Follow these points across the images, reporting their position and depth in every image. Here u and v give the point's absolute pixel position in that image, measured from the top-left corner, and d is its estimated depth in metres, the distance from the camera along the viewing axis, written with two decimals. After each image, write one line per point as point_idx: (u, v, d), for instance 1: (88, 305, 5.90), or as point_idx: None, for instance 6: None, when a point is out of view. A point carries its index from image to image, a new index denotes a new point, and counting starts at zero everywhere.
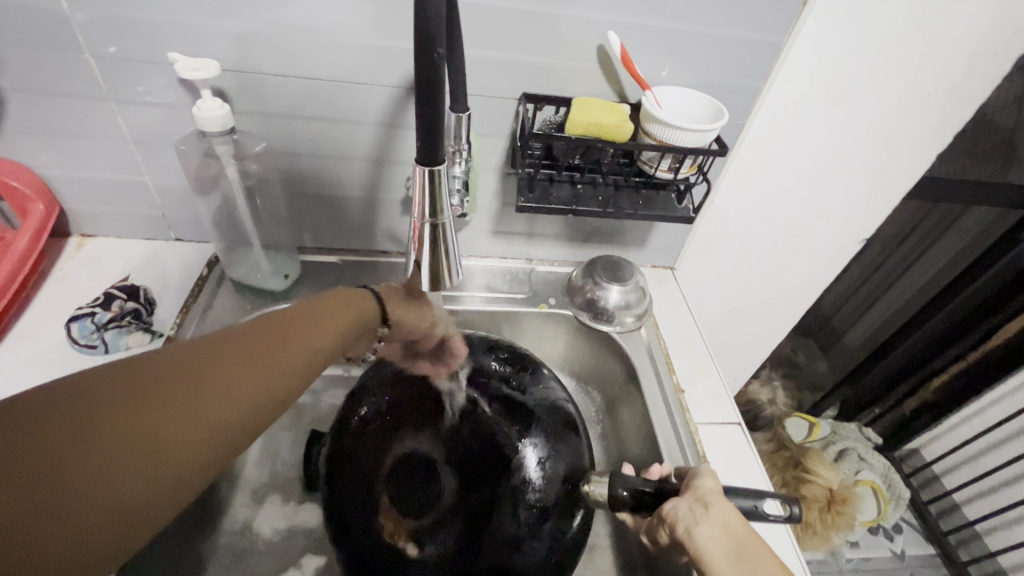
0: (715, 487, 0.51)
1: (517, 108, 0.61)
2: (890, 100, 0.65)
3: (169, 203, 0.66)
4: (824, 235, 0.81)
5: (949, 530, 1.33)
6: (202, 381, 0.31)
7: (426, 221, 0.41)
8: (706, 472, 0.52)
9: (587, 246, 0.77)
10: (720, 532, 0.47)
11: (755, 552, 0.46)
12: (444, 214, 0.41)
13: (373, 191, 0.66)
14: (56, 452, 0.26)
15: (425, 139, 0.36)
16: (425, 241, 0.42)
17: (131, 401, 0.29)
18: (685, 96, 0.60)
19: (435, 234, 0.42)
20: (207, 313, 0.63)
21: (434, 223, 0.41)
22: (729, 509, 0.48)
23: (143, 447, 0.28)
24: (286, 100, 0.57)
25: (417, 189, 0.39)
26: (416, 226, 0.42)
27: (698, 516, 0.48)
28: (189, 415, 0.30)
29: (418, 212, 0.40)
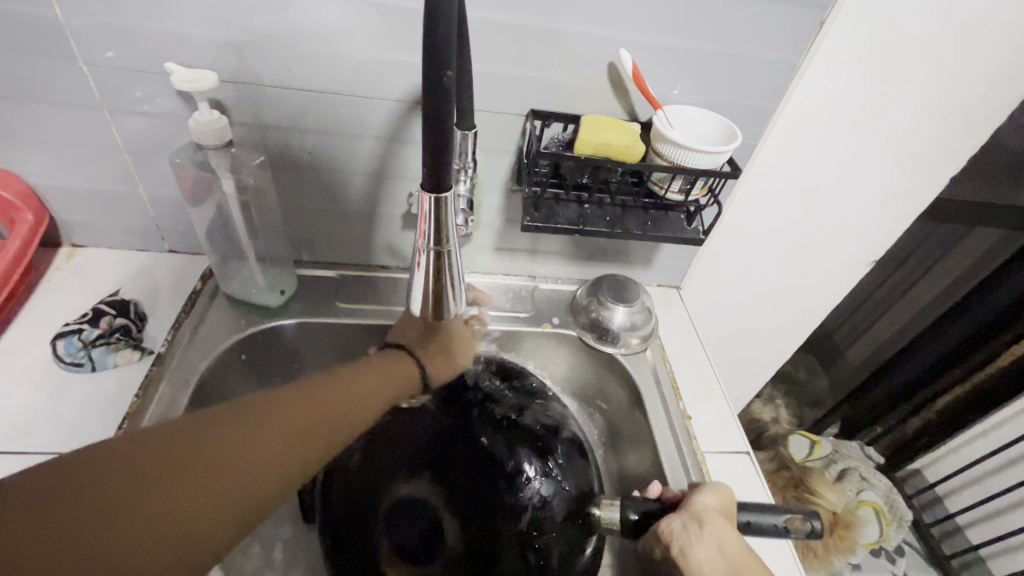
0: (713, 504, 0.49)
1: (524, 125, 0.59)
2: (904, 123, 0.64)
3: (163, 214, 0.64)
4: (834, 257, 0.79)
5: (952, 555, 1.30)
6: (264, 428, 0.42)
7: (431, 250, 0.39)
8: (708, 488, 0.51)
9: (592, 264, 0.76)
10: (715, 553, 0.46)
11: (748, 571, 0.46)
12: (450, 241, 0.39)
13: (374, 207, 0.64)
14: (127, 487, 0.36)
15: (433, 165, 0.34)
16: (428, 267, 0.41)
17: (209, 439, 0.40)
18: (698, 116, 0.58)
19: (440, 262, 0.40)
20: (200, 330, 0.62)
21: (439, 251, 0.39)
22: (727, 529, 0.47)
23: (146, 508, 0.36)
24: (286, 112, 0.56)
25: (422, 217, 0.37)
26: (420, 253, 0.40)
27: (692, 536, 0.47)
28: (223, 465, 0.39)
29: (423, 239, 0.39)
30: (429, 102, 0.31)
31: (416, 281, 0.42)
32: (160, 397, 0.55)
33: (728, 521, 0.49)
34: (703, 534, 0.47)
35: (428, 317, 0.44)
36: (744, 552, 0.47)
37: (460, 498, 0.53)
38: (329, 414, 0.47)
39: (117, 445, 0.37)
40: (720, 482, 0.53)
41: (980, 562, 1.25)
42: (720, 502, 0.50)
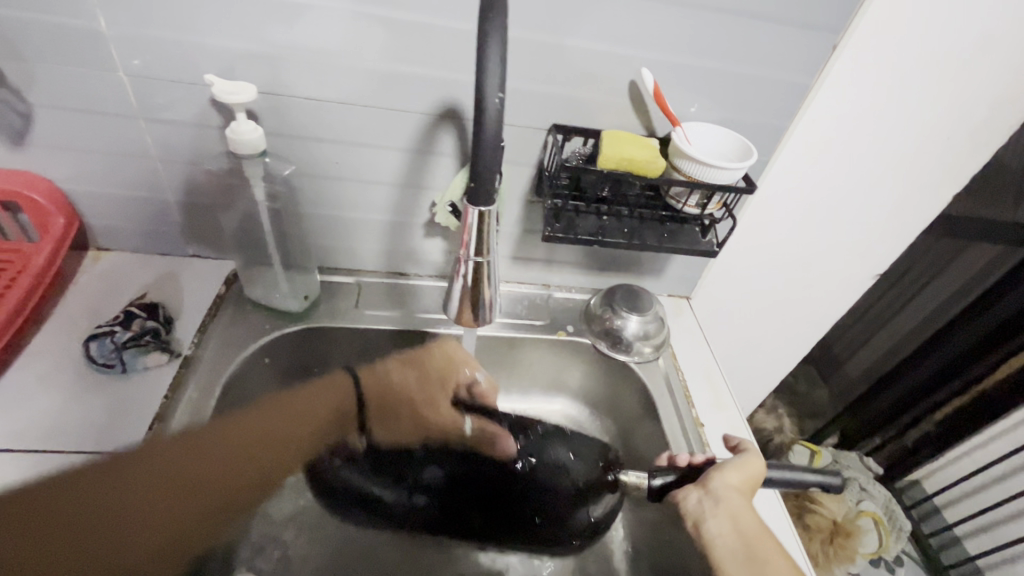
0: (733, 482, 0.52)
1: (546, 138, 0.61)
2: (909, 143, 0.66)
3: (190, 220, 0.65)
4: (840, 270, 0.81)
5: (951, 565, 1.32)
6: (155, 457, 0.51)
7: (471, 259, 0.43)
8: (733, 462, 0.54)
9: (605, 274, 0.77)
10: (729, 530, 0.50)
11: (765, 552, 0.49)
12: (489, 251, 0.43)
13: (396, 216, 0.66)
14: (75, 517, 0.47)
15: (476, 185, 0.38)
16: (468, 274, 0.44)
17: (100, 476, 0.48)
18: (714, 133, 0.60)
19: (478, 270, 0.44)
20: (223, 333, 0.63)
21: (479, 260, 0.43)
22: (744, 505, 0.51)
23: (117, 521, 0.49)
24: (315, 123, 0.57)
25: (465, 229, 0.41)
26: (460, 262, 0.44)
27: (707, 511, 0.52)
28: (193, 481, 0.52)
29: (465, 248, 0.42)
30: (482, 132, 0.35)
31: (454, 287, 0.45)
32: (190, 397, 0.57)
33: (749, 499, 0.53)
34: (717, 510, 0.51)
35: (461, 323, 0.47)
36: (761, 531, 0.50)
37: (446, 503, 0.64)
38: (263, 429, 0.57)
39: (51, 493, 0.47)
40: (753, 457, 0.55)
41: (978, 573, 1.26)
42: (743, 479, 0.53)
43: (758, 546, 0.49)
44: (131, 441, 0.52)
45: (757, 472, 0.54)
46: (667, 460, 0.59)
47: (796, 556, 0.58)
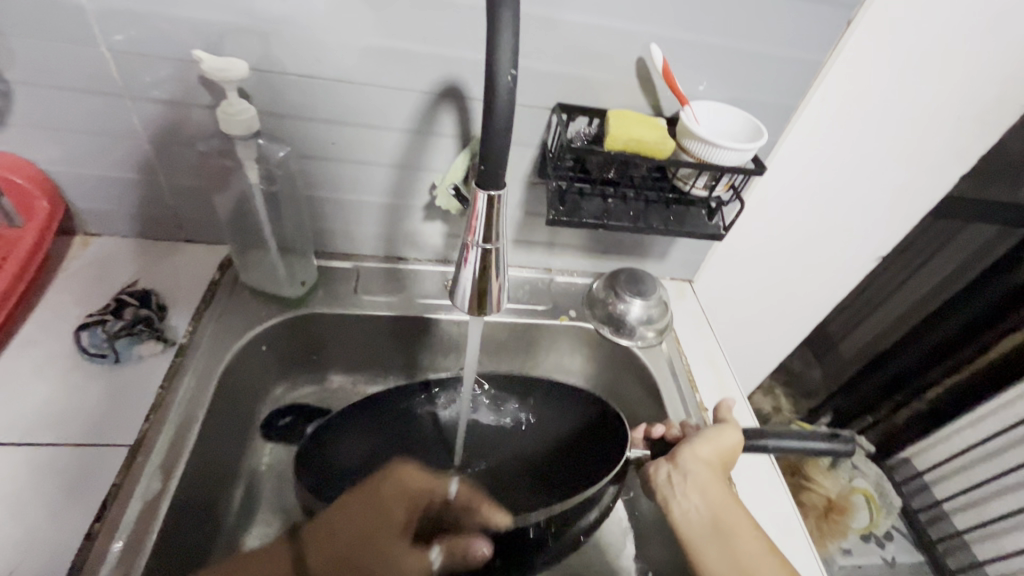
0: (704, 456, 0.54)
1: (550, 118, 0.59)
2: (918, 122, 0.65)
3: (181, 204, 0.63)
4: (843, 253, 0.81)
5: (939, 539, 1.33)
6: None
7: (480, 246, 0.41)
8: (702, 438, 0.55)
9: (607, 257, 0.76)
10: (697, 503, 0.53)
11: (731, 521, 0.52)
12: (499, 238, 0.41)
13: (394, 199, 0.64)
14: None
15: (488, 167, 0.37)
16: (475, 260, 0.42)
17: None
18: (723, 113, 0.58)
19: (486, 257, 0.42)
20: (219, 320, 0.62)
21: (488, 247, 0.41)
22: (713, 480, 0.53)
23: None
24: (309, 102, 0.55)
25: (475, 215, 0.39)
26: (468, 248, 0.41)
27: (675, 486, 0.54)
28: None
29: (474, 235, 0.40)
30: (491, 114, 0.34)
31: (462, 278, 0.43)
32: (188, 385, 0.55)
33: (720, 471, 0.54)
34: (685, 487, 0.53)
35: (467, 312, 0.45)
36: (730, 505, 0.52)
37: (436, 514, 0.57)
38: None
39: None
40: (728, 428, 0.55)
41: (966, 547, 1.29)
42: (714, 454, 0.54)
43: (727, 518, 0.52)
44: (129, 431, 0.51)
45: (730, 445, 0.54)
46: (642, 433, 0.61)
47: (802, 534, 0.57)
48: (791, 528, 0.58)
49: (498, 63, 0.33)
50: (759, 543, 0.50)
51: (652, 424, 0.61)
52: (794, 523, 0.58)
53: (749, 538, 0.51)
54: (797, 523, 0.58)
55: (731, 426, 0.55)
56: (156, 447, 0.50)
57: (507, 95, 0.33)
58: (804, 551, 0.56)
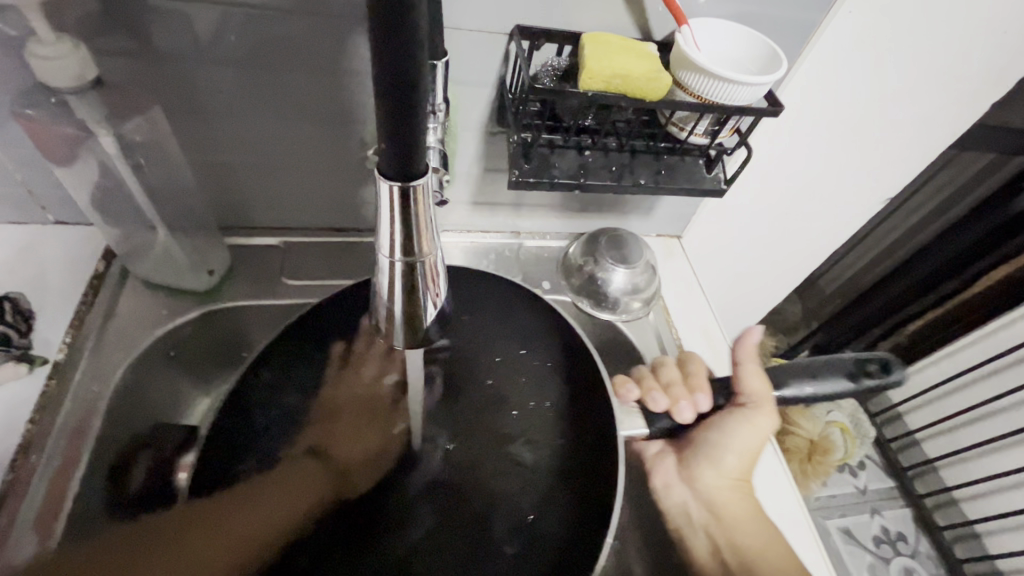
0: (721, 476, 0.53)
1: (508, 47, 0.45)
2: (959, 38, 0.53)
3: (33, 178, 0.48)
4: (850, 197, 0.70)
5: (910, 466, 1.24)
6: (228, 511, 0.42)
7: (397, 261, 0.26)
8: (727, 448, 0.53)
9: (584, 216, 0.65)
10: (718, 537, 0.52)
11: (753, 552, 0.49)
12: (425, 249, 0.26)
13: (316, 159, 0.50)
14: (199, 540, 0.41)
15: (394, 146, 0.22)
16: (389, 279, 0.27)
17: (198, 528, 0.41)
18: (729, 34, 0.45)
19: (408, 279, 0.27)
20: (109, 325, 0.50)
21: (408, 263, 0.27)
22: (737, 503, 0.52)
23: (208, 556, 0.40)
24: (176, 34, 0.39)
25: (382, 213, 0.25)
26: (382, 262, 0.27)
27: (695, 521, 0.54)
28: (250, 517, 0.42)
29: (384, 245, 0.26)
30: (386, 55, 0.18)
31: (378, 302, 0.29)
32: (69, 416, 0.45)
33: (742, 489, 0.53)
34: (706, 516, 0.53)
35: (393, 343, 0.31)
36: (755, 528, 0.50)
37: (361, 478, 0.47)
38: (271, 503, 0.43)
39: (198, 525, 0.41)
40: (756, 416, 0.51)
41: (934, 472, 1.22)
42: (738, 469, 0.53)
43: (749, 549, 0.50)
44: None
45: (756, 450, 0.52)
46: (636, 395, 0.52)
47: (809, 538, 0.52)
48: (792, 513, 0.54)
49: (415, 16, 0.18)
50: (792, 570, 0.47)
51: (653, 393, 0.51)
52: (794, 509, 0.54)
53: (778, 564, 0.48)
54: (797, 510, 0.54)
55: (764, 408, 0.50)
56: (34, 486, 0.41)
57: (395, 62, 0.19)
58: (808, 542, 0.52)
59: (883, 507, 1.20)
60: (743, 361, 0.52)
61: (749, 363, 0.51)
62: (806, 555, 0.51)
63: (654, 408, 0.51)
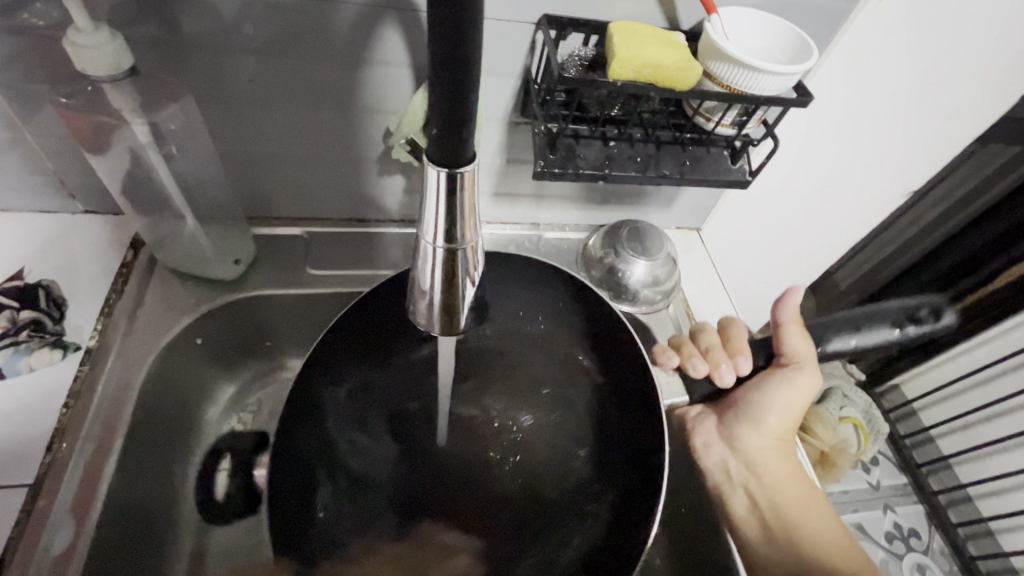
0: (766, 437, 0.53)
1: (534, 37, 0.45)
2: (992, 28, 0.52)
3: (64, 167, 0.49)
4: (872, 189, 0.70)
5: (924, 463, 1.23)
6: None
7: (440, 249, 0.27)
8: (770, 407, 0.52)
9: (603, 208, 0.65)
10: (759, 497, 0.51)
11: (798, 513, 0.50)
12: (468, 237, 0.27)
13: (341, 150, 0.51)
14: None
15: (445, 133, 0.23)
16: (432, 268, 0.28)
17: None
18: (758, 23, 0.44)
19: (450, 268, 0.28)
20: (138, 313, 0.51)
21: (451, 251, 0.27)
22: (779, 464, 0.52)
23: None
24: (206, 23, 0.40)
25: (429, 200, 0.25)
26: (423, 250, 0.27)
27: (733, 482, 0.53)
28: None
29: (427, 231, 0.27)
30: (452, 45, 0.20)
31: (417, 290, 0.29)
32: (100, 399, 0.46)
33: (783, 451, 0.53)
34: (747, 475, 0.52)
35: (429, 331, 0.31)
36: (802, 491, 0.51)
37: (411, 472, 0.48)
38: None
39: None
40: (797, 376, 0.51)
41: (948, 469, 1.21)
42: (781, 430, 0.53)
43: (793, 510, 0.50)
44: (33, 464, 0.42)
45: (798, 411, 0.52)
46: (677, 362, 0.54)
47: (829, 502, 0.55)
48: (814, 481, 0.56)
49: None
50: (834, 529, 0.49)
51: (692, 359, 0.53)
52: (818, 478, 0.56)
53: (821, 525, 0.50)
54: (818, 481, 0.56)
55: (808, 368, 0.51)
56: (70, 470, 0.42)
57: (452, 52, 0.20)
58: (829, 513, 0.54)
59: (895, 503, 1.20)
60: (786, 323, 0.53)
61: (791, 323, 0.52)
62: None
63: (694, 374, 0.53)
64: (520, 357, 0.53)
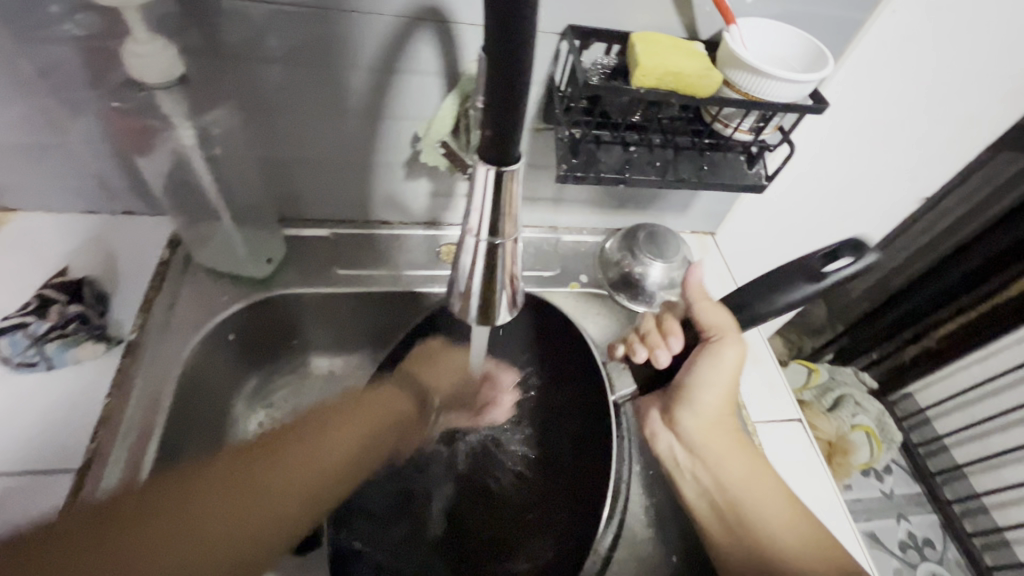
0: (704, 415, 0.52)
1: (559, 47, 0.47)
2: (1004, 36, 0.53)
3: (109, 170, 0.51)
4: (886, 194, 0.70)
5: (938, 472, 1.23)
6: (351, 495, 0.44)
7: (484, 240, 0.29)
8: (701, 386, 0.52)
9: (621, 212, 0.66)
10: (706, 478, 0.51)
11: (746, 491, 0.49)
12: (512, 229, 0.29)
13: (370, 154, 0.53)
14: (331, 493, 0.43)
15: (495, 132, 0.25)
16: (476, 258, 0.30)
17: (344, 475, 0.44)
18: (774, 33, 0.46)
19: (492, 258, 0.30)
20: (175, 309, 0.53)
21: (495, 242, 0.30)
22: (721, 442, 0.51)
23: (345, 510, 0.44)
24: (249, 33, 0.42)
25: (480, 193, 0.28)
26: (467, 241, 0.30)
27: (683, 466, 0.52)
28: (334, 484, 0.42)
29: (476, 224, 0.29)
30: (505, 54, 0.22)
31: (457, 280, 0.32)
32: (141, 390, 0.48)
33: (727, 427, 0.52)
34: (692, 458, 0.52)
35: (472, 321, 0.33)
36: (746, 468, 0.50)
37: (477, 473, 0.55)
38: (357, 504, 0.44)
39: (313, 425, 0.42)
40: (720, 348, 0.50)
41: (963, 478, 1.20)
42: (716, 407, 0.52)
43: (738, 488, 0.49)
44: (81, 452, 0.44)
45: (729, 382, 0.52)
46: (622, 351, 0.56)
47: (828, 489, 0.54)
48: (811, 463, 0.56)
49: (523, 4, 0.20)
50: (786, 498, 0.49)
51: (632, 346, 0.54)
52: (810, 456, 0.56)
53: (774, 495, 0.49)
54: (818, 466, 0.56)
55: (729, 339, 0.50)
56: (114, 459, 0.44)
57: (505, 65, 0.22)
58: (834, 505, 0.54)
59: (908, 512, 1.20)
60: (696, 302, 0.53)
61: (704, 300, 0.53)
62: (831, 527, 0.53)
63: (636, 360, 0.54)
64: (526, 372, 0.58)
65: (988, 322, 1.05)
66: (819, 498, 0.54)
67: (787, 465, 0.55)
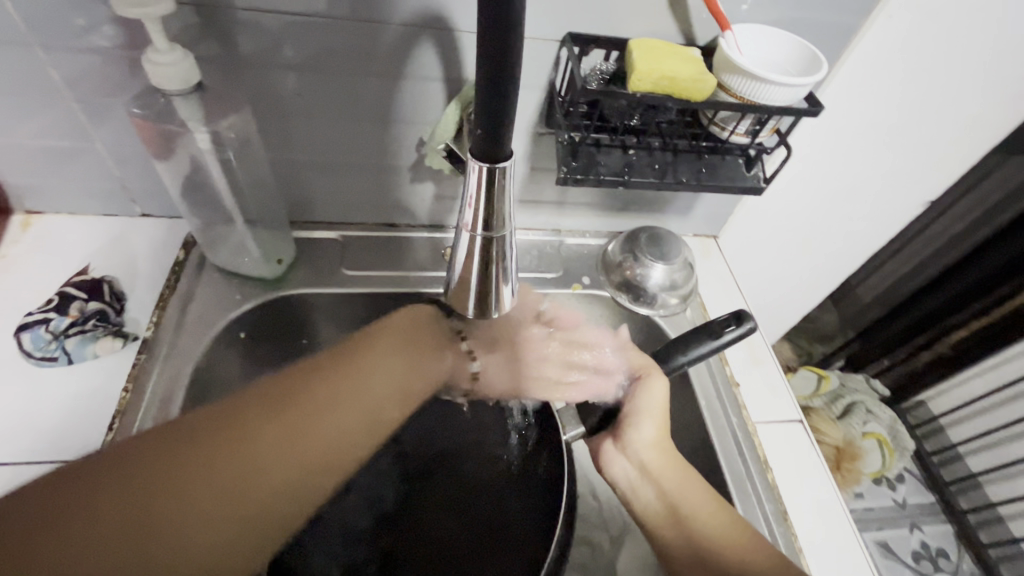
0: (648, 439, 0.51)
1: (560, 53, 0.48)
2: (1002, 40, 0.54)
3: (129, 173, 0.53)
4: (889, 197, 0.70)
5: (952, 481, 1.20)
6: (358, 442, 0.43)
7: (479, 234, 0.35)
8: (639, 416, 0.51)
9: (624, 216, 0.67)
10: (654, 499, 0.49)
11: (692, 512, 0.47)
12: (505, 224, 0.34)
13: (376, 157, 0.54)
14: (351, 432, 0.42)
15: (489, 127, 0.27)
16: (471, 247, 0.36)
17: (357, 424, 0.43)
18: (770, 39, 0.47)
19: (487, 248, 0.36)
20: (189, 307, 0.55)
21: (490, 236, 0.35)
22: (665, 464, 0.49)
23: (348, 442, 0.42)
24: (263, 42, 0.44)
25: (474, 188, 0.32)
26: (466, 233, 0.35)
27: (634, 488, 0.50)
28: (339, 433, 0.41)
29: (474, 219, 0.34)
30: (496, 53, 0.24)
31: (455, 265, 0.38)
32: (155, 385, 0.49)
33: (671, 449, 0.51)
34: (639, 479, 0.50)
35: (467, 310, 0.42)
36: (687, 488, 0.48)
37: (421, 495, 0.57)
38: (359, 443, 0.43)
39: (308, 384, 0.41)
40: (652, 383, 0.52)
41: (977, 487, 1.17)
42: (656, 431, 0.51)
43: (683, 508, 0.47)
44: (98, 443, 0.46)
45: (665, 411, 0.52)
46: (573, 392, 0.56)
47: (825, 484, 0.55)
48: (807, 458, 0.56)
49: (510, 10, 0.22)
50: (730, 525, 0.46)
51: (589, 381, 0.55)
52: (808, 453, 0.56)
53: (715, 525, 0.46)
54: (816, 461, 0.56)
55: (655, 379, 0.52)
56: None
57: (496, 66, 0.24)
58: (830, 499, 0.54)
59: (921, 522, 1.17)
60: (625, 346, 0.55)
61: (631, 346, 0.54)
62: (829, 526, 0.52)
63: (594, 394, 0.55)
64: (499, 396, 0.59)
65: (999, 327, 1.03)
66: (817, 494, 0.54)
67: (782, 461, 0.55)
